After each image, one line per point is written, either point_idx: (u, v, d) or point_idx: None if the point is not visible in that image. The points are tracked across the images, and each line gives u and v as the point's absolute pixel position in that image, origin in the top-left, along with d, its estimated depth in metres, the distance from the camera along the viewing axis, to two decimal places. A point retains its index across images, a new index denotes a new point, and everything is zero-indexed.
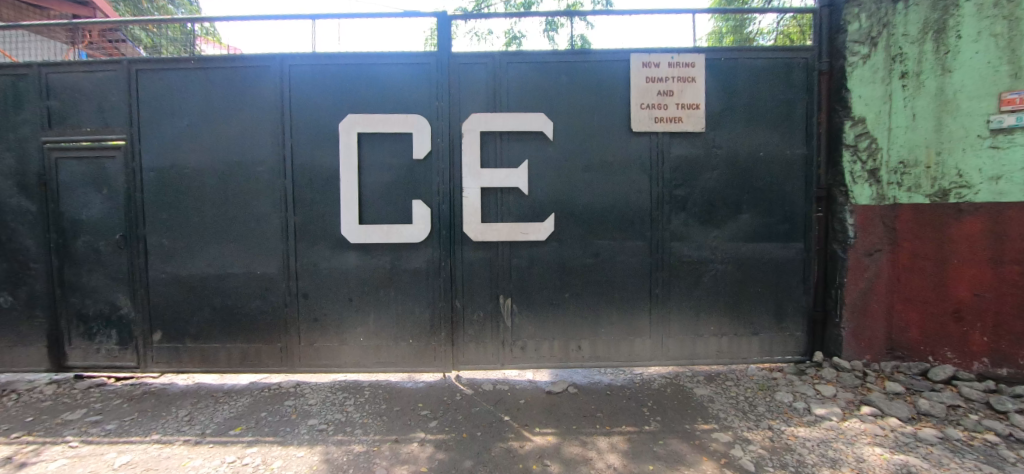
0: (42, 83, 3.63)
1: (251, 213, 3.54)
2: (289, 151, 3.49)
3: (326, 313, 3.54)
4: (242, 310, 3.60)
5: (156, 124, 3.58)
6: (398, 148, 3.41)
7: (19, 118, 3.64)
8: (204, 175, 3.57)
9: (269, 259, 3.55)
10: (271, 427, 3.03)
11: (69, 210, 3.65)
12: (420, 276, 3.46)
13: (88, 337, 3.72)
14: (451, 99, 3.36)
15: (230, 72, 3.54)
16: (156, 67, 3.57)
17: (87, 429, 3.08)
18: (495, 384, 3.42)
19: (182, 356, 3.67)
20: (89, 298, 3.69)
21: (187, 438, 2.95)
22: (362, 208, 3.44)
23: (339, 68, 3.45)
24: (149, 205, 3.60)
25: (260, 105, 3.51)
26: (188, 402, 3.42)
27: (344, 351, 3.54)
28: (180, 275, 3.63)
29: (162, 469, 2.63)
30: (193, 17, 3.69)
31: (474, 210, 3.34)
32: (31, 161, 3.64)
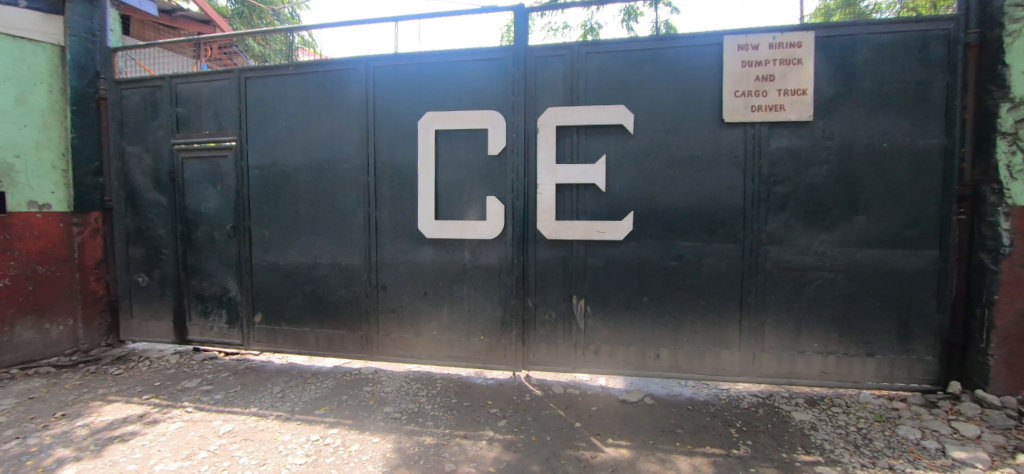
0: (171, 91, 4.12)
1: (338, 207, 3.76)
2: (372, 149, 3.64)
3: (402, 305, 3.66)
4: (329, 298, 3.84)
5: (261, 126, 3.92)
6: (474, 145, 3.42)
7: (154, 123, 4.19)
8: (299, 172, 3.84)
9: (353, 252, 3.75)
10: (350, 411, 3.20)
11: (191, 203, 4.12)
12: (493, 273, 3.44)
13: (203, 315, 4.19)
14: (528, 94, 3.29)
15: (322, 75, 3.77)
16: (261, 73, 3.90)
17: (200, 397, 3.47)
18: (566, 388, 3.34)
19: (278, 338, 4.00)
20: (205, 281, 4.15)
21: (279, 414, 3.20)
22: (438, 204, 3.50)
23: (419, 68, 3.53)
24: (254, 200, 3.96)
25: (348, 105, 3.70)
26: (281, 381, 3.72)
27: (418, 342, 3.64)
28: (277, 263, 3.95)
29: (257, 440, 2.88)
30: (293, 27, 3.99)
31: (549, 207, 3.25)
32: (163, 160, 4.17)
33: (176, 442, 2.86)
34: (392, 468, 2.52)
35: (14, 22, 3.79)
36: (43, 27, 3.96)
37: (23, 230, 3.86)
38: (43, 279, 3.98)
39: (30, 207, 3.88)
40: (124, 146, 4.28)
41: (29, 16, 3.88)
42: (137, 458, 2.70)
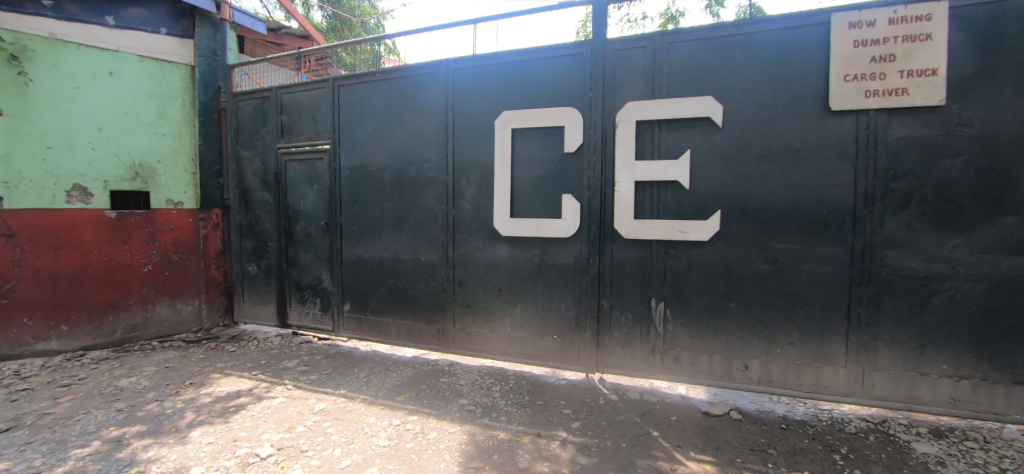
0: (276, 100, 4.56)
1: (419, 205, 3.93)
2: (451, 149, 3.75)
3: (477, 301, 3.74)
4: (409, 290, 4.03)
5: (351, 130, 4.21)
6: (550, 143, 3.39)
7: (263, 128, 4.66)
8: (384, 172, 4.07)
9: (432, 248, 3.90)
10: (428, 400, 3.34)
11: (292, 201, 4.54)
12: (568, 271, 3.39)
13: (301, 302, 4.60)
14: (606, 88, 3.19)
15: (406, 80, 3.95)
16: (352, 80, 4.18)
17: (298, 376, 3.81)
18: (643, 394, 3.23)
19: (363, 326, 4.28)
20: (303, 271, 4.56)
21: (365, 397, 3.42)
22: (514, 201, 3.52)
23: (496, 68, 3.57)
24: (345, 198, 4.27)
25: (430, 107, 3.84)
26: (366, 367, 3.98)
27: (492, 338, 3.70)
28: (364, 257, 4.23)
29: (347, 420, 3.10)
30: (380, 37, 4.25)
31: (628, 205, 3.14)
32: (270, 162, 4.64)
33: (278, 415, 3.17)
34: (467, 459, 2.58)
35: (157, 48, 4.46)
36: (179, 51, 4.60)
37: (162, 224, 4.50)
38: (177, 266, 4.62)
39: (168, 204, 4.53)
40: (239, 151, 4.82)
41: (168, 42, 4.53)
42: (248, 426, 3.03)
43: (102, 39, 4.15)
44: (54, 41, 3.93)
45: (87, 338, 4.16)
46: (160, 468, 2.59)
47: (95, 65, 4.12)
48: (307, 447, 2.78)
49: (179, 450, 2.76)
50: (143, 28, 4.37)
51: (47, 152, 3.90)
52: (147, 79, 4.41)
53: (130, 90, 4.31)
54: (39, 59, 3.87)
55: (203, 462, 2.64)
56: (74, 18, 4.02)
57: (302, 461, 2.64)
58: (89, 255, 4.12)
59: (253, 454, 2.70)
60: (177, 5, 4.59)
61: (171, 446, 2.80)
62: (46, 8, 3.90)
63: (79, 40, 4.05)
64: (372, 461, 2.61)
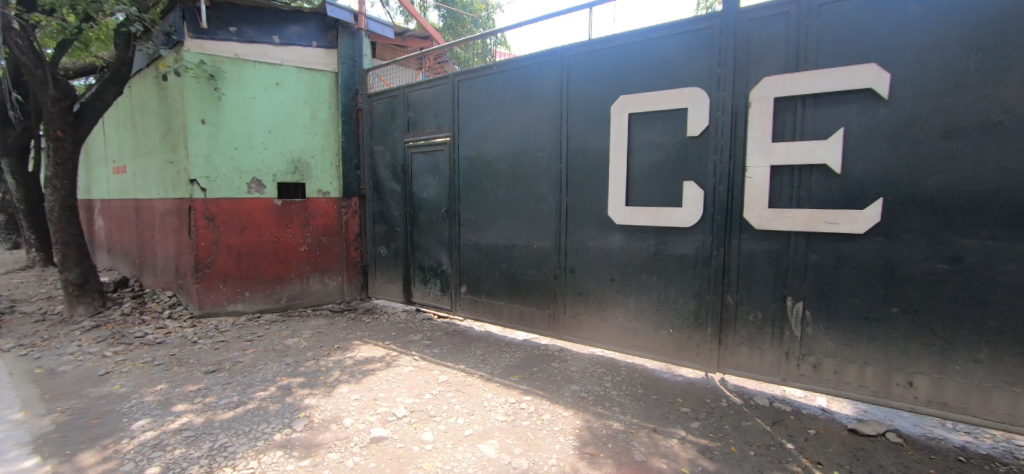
0: (404, 98, 4.96)
1: (533, 193, 4.01)
2: (565, 137, 3.75)
3: (588, 290, 3.72)
4: (521, 275, 4.16)
5: (469, 122, 4.42)
6: (671, 127, 3.19)
7: (393, 124, 5.12)
8: (499, 161, 4.23)
9: (545, 234, 3.96)
10: (541, 382, 3.44)
11: (417, 190, 4.94)
12: (687, 263, 3.19)
13: (424, 282, 5.01)
14: (738, 65, 2.91)
15: (521, 71, 4.03)
16: (470, 75, 4.38)
17: (423, 349, 4.18)
18: (773, 401, 2.94)
19: (478, 307, 4.53)
20: (426, 254, 4.95)
21: (482, 373, 3.64)
22: (629, 190, 3.41)
23: (613, 51, 3.46)
24: (463, 187, 4.52)
25: (543, 96, 3.88)
26: (482, 346, 4.22)
27: (603, 327, 3.66)
28: (479, 242, 4.45)
29: (468, 392, 3.33)
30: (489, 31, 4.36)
31: (761, 193, 2.85)
32: (398, 155, 5.08)
33: (409, 382, 3.53)
34: (582, 444, 2.60)
35: (311, 59, 5.14)
36: (327, 60, 5.24)
37: (314, 210, 5.23)
38: (326, 246, 5.34)
39: (318, 194, 5.25)
40: (373, 145, 5.36)
41: (319, 53, 5.19)
42: (385, 388, 3.42)
43: (271, 56, 4.91)
44: (238, 61, 4.74)
45: (261, 303, 5.02)
46: (320, 414, 3.05)
47: (266, 78, 4.89)
48: (435, 413, 3.05)
49: (333, 402, 3.21)
50: (299, 43, 5.07)
51: (234, 152, 4.75)
52: (303, 85, 5.11)
53: (291, 98, 5.04)
54: (228, 76, 4.70)
55: (352, 414, 3.05)
56: (251, 39, 4.81)
57: (431, 425, 2.90)
58: (263, 236, 4.95)
59: (391, 413, 3.05)
60: (325, 20, 5.22)
61: (326, 398, 3.27)
62: (232, 34, 4.72)
63: (255, 58, 4.83)
64: (492, 433, 2.77)
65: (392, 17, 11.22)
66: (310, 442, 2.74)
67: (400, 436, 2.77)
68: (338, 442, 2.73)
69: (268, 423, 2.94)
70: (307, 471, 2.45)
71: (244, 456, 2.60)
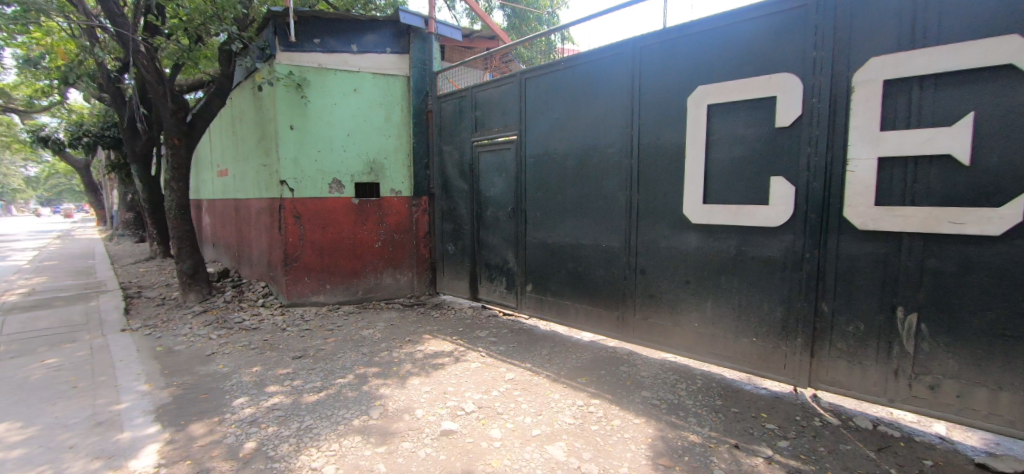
0: (472, 98, 5.03)
1: (602, 190, 3.89)
2: (636, 131, 3.60)
3: (661, 292, 3.54)
4: (589, 275, 4.06)
5: (537, 119, 4.38)
6: (757, 118, 2.94)
7: (461, 124, 5.21)
8: (567, 159, 4.15)
9: (614, 234, 3.83)
10: (610, 386, 3.34)
11: (484, 189, 4.99)
12: (774, 266, 2.93)
13: (490, 280, 5.06)
14: (838, 46, 2.60)
15: (590, 65, 3.92)
16: (537, 72, 4.34)
17: (490, 346, 4.23)
18: (878, 424, 2.62)
19: (544, 306, 4.49)
20: (492, 252, 4.99)
21: (548, 373, 3.61)
22: (708, 186, 3.19)
23: (690, 39, 3.26)
24: (530, 185, 4.50)
25: (614, 90, 3.75)
26: (548, 345, 4.19)
27: (677, 332, 3.47)
28: (546, 241, 4.41)
29: (534, 392, 3.31)
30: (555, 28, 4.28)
31: (866, 188, 2.53)
32: (466, 154, 5.17)
33: (476, 377, 3.58)
34: (656, 454, 2.48)
35: (385, 64, 5.38)
36: (400, 65, 5.45)
37: (388, 209, 5.47)
38: (398, 243, 5.57)
39: (391, 193, 5.49)
40: (442, 145, 5.50)
41: (392, 58, 5.41)
42: (454, 382, 3.50)
43: (350, 64, 5.20)
44: (321, 70, 5.07)
45: (340, 295, 5.35)
46: (394, 404, 3.19)
47: (345, 84, 5.18)
48: (502, 410, 3.07)
49: (405, 393, 3.34)
50: (375, 50, 5.32)
51: (318, 155, 5.09)
52: (379, 90, 5.35)
53: (368, 102, 5.31)
54: (313, 84, 5.04)
55: (423, 406, 3.15)
56: (332, 49, 5.12)
57: (499, 422, 2.92)
58: (343, 232, 5.26)
59: (460, 408, 3.11)
60: (398, 26, 5.43)
61: (399, 389, 3.41)
62: (316, 45, 5.05)
63: (336, 67, 5.13)
64: (560, 434, 2.73)
65: (459, 19, 11.46)
66: (385, 430, 2.86)
67: (469, 431, 2.81)
68: (411, 432, 2.82)
69: (347, 409, 3.11)
70: (383, 458, 2.56)
71: (327, 438, 2.77)
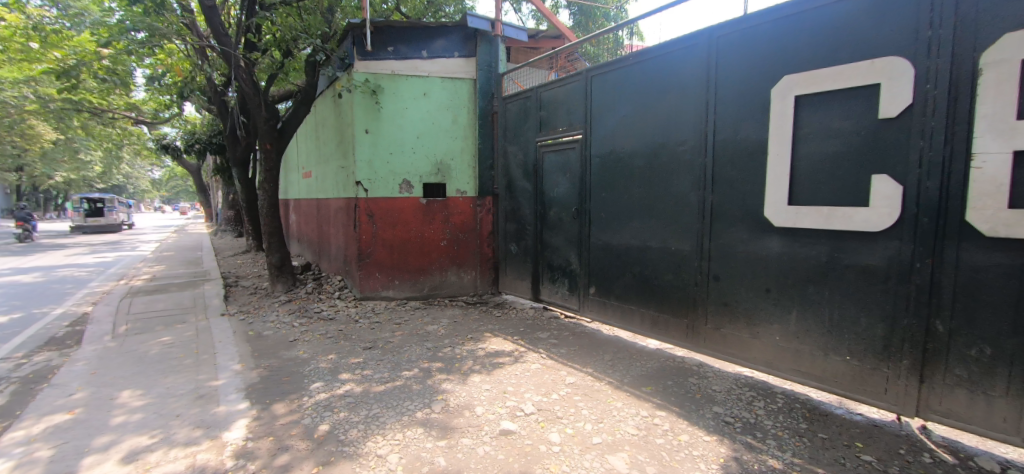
0: (537, 98, 5.00)
1: (672, 190, 3.69)
2: (711, 127, 3.37)
3: (737, 300, 3.28)
4: (656, 280, 3.86)
5: (603, 118, 4.26)
6: (855, 109, 2.63)
7: (526, 125, 5.20)
8: (635, 157, 3.99)
9: (684, 237, 3.61)
10: (677, 398, 3.15)
11: (548, 189, 4.94)
12: (873, 277, 2.59)
13: (552, 281, 5.00)
14: (959, 23, 2.25)
15: (661, 59, 3.74)
16: (605, 69, 4.22)
17: (551, 348, 4.17)
18: (1006, 468, 2.24)
19: (607, 310, 4.35)
20: (555, 253, 4.93)
21: (611, 380, 3.49)
22: (794, 185, 2.91)
23: (775, 25, 2.99)
24: (595, 186, 4.38)
25: (686, 84, 3.54)
26: (611, 351, 4.06)
27: (755, 345, 3.20)
28: (610, 243, 4.27)
29: (596, 398, 3.21)
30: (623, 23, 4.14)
31: (996, 188, 2.16)
32: (530, 155, 5.15)
33: (537, 379, 3.55)
34: None
35: (453, 69, 5.52)
36: (466, 68, 5.57)
37: (455, 209, 5.61)
38: (463, 242, 5.69)
39: (457, 194, 5.61)
40: (507, 146, 5.52)
41: (459, 62, 5.54)
42: (513, 382, 3.49)
43: (421, 69, 5.39)
44: (395, 76, 5.30)
45: (408, 291, 5.57)
46: (455, 399, 3.24)
47: (416, 89, 5.38)
48: (562, 414, 3.01)
49: (466, 389, 3.39)
50: (444, 55, 5.47)
51: (391, 157, 5.34)
52: (448, 93, 5.51)
53: (437, 104, 5.48)
54: (387, 90, 5.29)
55: (483, 403, 3.17)
56: (404, 56, 5.34)
57: (558, 426, 2.86)
58: (412, 231, 5.47)
59: (519, 408, 3.09)
60: (465, 31, 5.54)
61: (460, 385, 3.47)
62: (390, 52, 5.30)
63: (408, 72, 5.35)
64: (622, 445, 2.62)
65: (526, 21, 11.48)
66: (446, 424, 2.91)
67: (527, 433, 2.78)
68: (470, 428, 2.85)
69: (412, 401, 3.22)
70: (444, 452, 2.61)
71: (392, 428, 2.88)
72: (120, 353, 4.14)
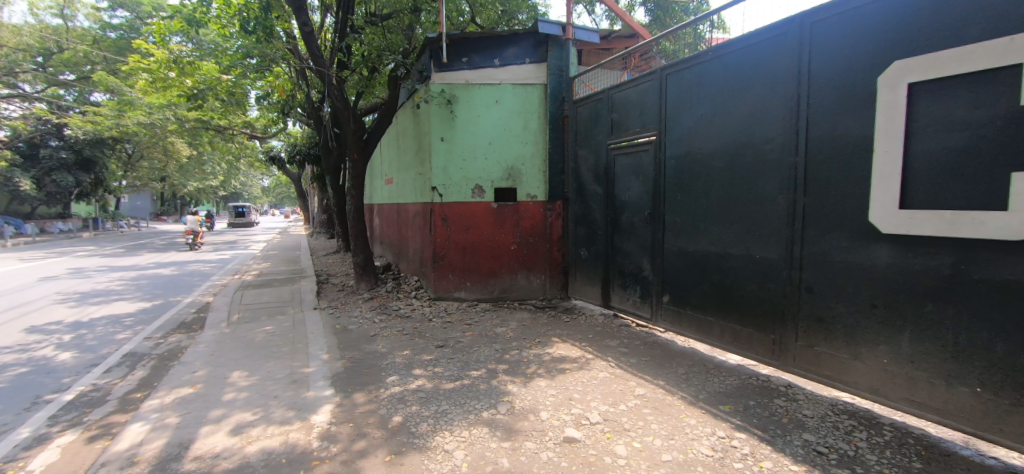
0: (609, 100, 4.89)
1: (757, 193, 3.40)
2: (803, 124, 3.06)
3: (834, 316, 2.93)
4: (738, 290, 3.58)
5: (680, 117, 4.05)
6: (988, 96, 2.23)
7: (597, 127, 5.11)
8: (714, 159, 3.75)
9: (771, 244, 3.31)
10: (760, 420, 2.89)
11: (620, 193, 4.80)
12: (1012, 295, 2.17)
13: (624, 288, 4.84)
14: None
15: (745, 53, 3.48)
16: (682, 66, 4.01)
17: (620, 357, 4.04)
18: None
19: (682, 320, 4.12)
20: (627, 258, 4.76)
21: (685, 395, 3.29)
22: (906, 186, 2.54)
23: (880, 4, 2.64)
24: (670, 189, 4.18)
25: (774, 77, 3.26)
26: (686, 364, 3.83)
27: (855, 367, 2.84)
28: (686, 249, 4.04)
29: (667, 413, 3.05)
30: (703, 15, 3.90)
31: None
32: (602, 158, 5.05)
33: (604, 388, 3.45)
34: None
35: (525, 75, 5.59)
36: (538, 74, 5.61)
37: (527, 213, 5.66)
38: (534, 246, 5.73)
39: (528, 198, 5.66)
40: (577, 150, 5.47)
41: (531, 68, 5.60)
42: (580, 390, 3.44)
43: (493, 77, 5.55)
44: (469, 85, 5.51)
45: (481, 293, 5.72)
46: (521, 402, 3.27)
47: (489, 96, 5.54)
48: (629, 426, 2.90)
49: (532, 393, 3.39)
50: (516, 62, 5.57)
51: (468, 163, 5.54)
52: (521, 98, 5.59)
53: (511, 111, 5.58)
54: (462, 99, 5.51)
55: (548, 408, 3.16)
56: (478, 66, 5.54)
57: (625, 438, 2.76)
58: (486, 235, 5.62)
59: (585, 417, 3.03)
60: (537, 37, 5.60)
61: (524, 388, 3.49)
62: (464, 63, 5.53)
63: (481, 81, 5.53)
64: (693, 465, 2.46)
65: (598, 22, 11.25)
66: (510, 426, 2.95)
67: (592, 443, 2.72)
68: (534, 432, 2.86)
69: (479, 401, 3.30)
70: (507, 453, 2.64)
71: (459, 425, 2.98)
72: (233, 338, 4.75)
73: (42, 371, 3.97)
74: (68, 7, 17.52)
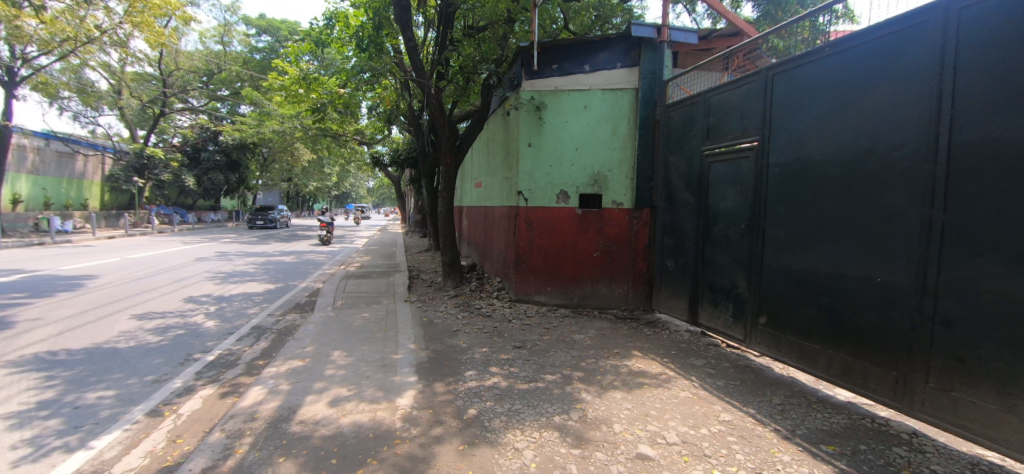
0: (706, 103, 4.62)
1: (880, 207, 2.97)
2: (944, 126, 2.62)
3: (979, 357, 2.44)
4: (851, 317, 3.16)
5: (788, 121, 3.70)
6: None
7: (692, 133, 4.84)
8: (829, 167, 3.35)
9: (896, 266, 2.87)
10: (870, 468, 2.52)
11: (715, 203, 4.50)
12: None
13: (714, 305, 4.52)
14: None
15: (872, 46, 3.08)
16: (793, 64, 3.66)
17: (705, 378, 3.78)
18: None
19: (782, 346, 3.73)
20: (719, 273, 4.44)
21: (779, 428, 2.97)
22: None
23: None
24: (774, 199, 3.82)
25: (908, 73, 2.84)
26: (782, 394, 3.46)
27: (1006, 422, 2.33)
28: (790, 267, 3.65)
29: (754, 444, 2.79)
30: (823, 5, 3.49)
31: None
32: (696, 166, 4.78)
33: (685, 408, 3.26)
34: None
35: (615, 80, 5.50)
36: (629, 78, 5.48)
37: (611, 220, 5.55)
38: (618, 254, 5.58)
39: (614, 205, 5.54)
40: (669, 156, 5.23)
41: (622, 73, 5.49)
42: (658, 407, 3.28)
43: (583, 83, 5.53)
44: (558, 91, 5.56)
45: (562, 299, 5.72)
46: (593, 411, 3.22)
47: (578, 102, 5.52)
48: (710, 453, 2.70)
49: (605, 404, 3.32)
50: (607, 67, 5.50)
51: (555, 168, 5.59)
52: (612, 104, 5.50)
53: (601, 116, 5.52)
54: (551, 105, 5.57)
55: (622, 421, 3.06)
56: (568, 72, 5.57)
57: (704, 464, 2.59)
58: (570, 240, 5.60)
59: (660, 435, 2.89)
60: (630, 40, 5.48)
61: (598, 397, 3.43)
62: (554, 70, 5.60)
63: (570, 87, 5.54)
64: None
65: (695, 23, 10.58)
66: (582, 434, 2.91)
67: (666, 463, 2.59)
68: (606, 444, 2.80)
69: (552, 404, 3.31)
70: (577, 460, 2.62)
71: (530, 425, 3.02)
72: (337, 322, 5.30)
73: (193, 334, 4.80)
74: (227, 35, 20.98)
